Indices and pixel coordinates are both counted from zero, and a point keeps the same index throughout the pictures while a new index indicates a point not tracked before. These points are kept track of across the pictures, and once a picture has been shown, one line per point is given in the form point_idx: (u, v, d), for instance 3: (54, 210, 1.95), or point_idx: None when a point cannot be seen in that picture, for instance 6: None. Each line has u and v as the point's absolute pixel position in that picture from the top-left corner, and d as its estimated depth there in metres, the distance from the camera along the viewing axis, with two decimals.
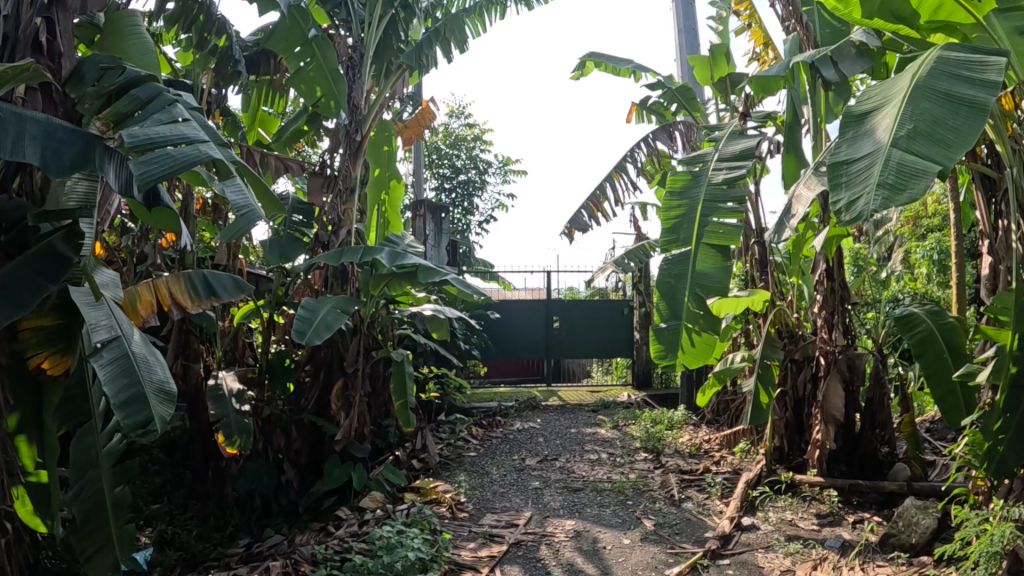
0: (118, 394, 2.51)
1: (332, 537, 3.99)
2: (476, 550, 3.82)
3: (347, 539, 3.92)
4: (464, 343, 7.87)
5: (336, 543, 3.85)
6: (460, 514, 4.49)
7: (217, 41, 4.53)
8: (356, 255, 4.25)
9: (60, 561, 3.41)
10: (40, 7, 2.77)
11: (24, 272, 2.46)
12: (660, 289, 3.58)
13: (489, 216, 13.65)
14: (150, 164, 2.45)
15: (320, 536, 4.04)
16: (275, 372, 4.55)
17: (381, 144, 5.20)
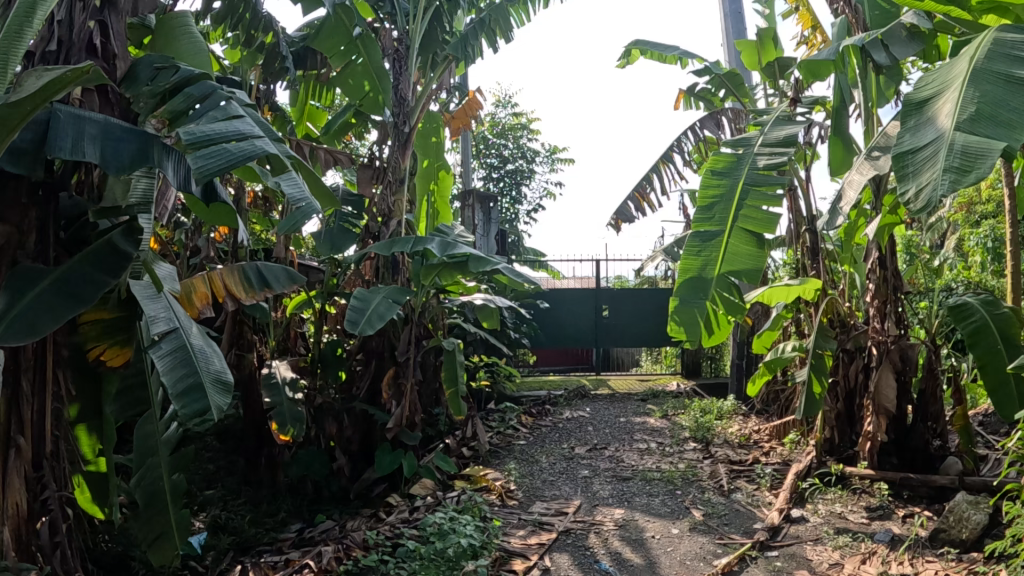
0: (176, 383, 2.56)
1: (384, 523, 4.04)
2: (526, 537, 3.84)
3: (399, 525, 3.97)
4: (513, 331, 7.90)
5: (388, 529, 3.91)
6: (510, 502, 4.51)
7: (264, 38, 4.62)
8: (408, 245, 4.29)
9: (115, 545, 3.52)
10: (93, 10, 2.83)
11: (86, 268, 2.53)
12: (682, 264, 3.46)
13: (537, 205, 13.69)
14: (206, 159, 2.52)
15: (371, 522, 4.10)
16: (328, 360, 4.60)
17: (429, 135, 5.22)
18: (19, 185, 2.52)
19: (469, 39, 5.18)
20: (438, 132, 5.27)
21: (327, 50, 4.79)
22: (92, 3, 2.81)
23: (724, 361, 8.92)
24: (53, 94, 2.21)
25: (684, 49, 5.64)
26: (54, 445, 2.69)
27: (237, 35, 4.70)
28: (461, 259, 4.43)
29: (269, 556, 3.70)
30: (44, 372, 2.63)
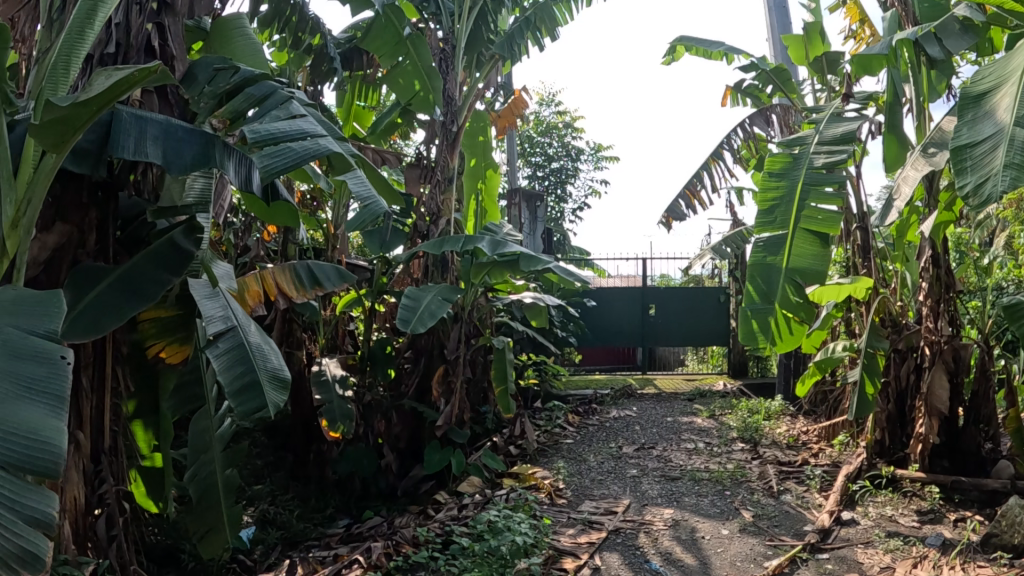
0: (232, 382, 2.61)
1: (433, 520, 4.07)
2: (576, 536, 3.84)
3: (448, 522, 3.99)
4: (560, 330, 7.89)
5: (438, 526, 3.94)
6: (559, 500, 4.51)
7: (312, 40, 4.69)
8: (458, 243, 4.30)
9: (164, 538, 3.59)
10: (150, 13, 2.91)
11: (148, 265, 2.60)
12: (750, 267, 3.53)
13: (583, 203, 13.68)
14: (274, 157, 2.63)
15: (420, 519, 4.13)
16: (377, 358, 4.69)
17: (477, 134, 5.04)
18: (81, 185, 2.61)
19: (516, 38, 5.23)
20: (485, 129, 5.08)
21: (376, 51, 4.79)
22: (149, 6, 2.89)
23: (771, 361, 8.79)
24: (119, 93, 2.16)
25: (729, 45, 5.57)
26: (111, 441, 2.77)
27: (284, 37, 4.79)
28: (511, 258, 4.46)
29: (319, 550, 3.76)
30: (102, 367, 2.70)
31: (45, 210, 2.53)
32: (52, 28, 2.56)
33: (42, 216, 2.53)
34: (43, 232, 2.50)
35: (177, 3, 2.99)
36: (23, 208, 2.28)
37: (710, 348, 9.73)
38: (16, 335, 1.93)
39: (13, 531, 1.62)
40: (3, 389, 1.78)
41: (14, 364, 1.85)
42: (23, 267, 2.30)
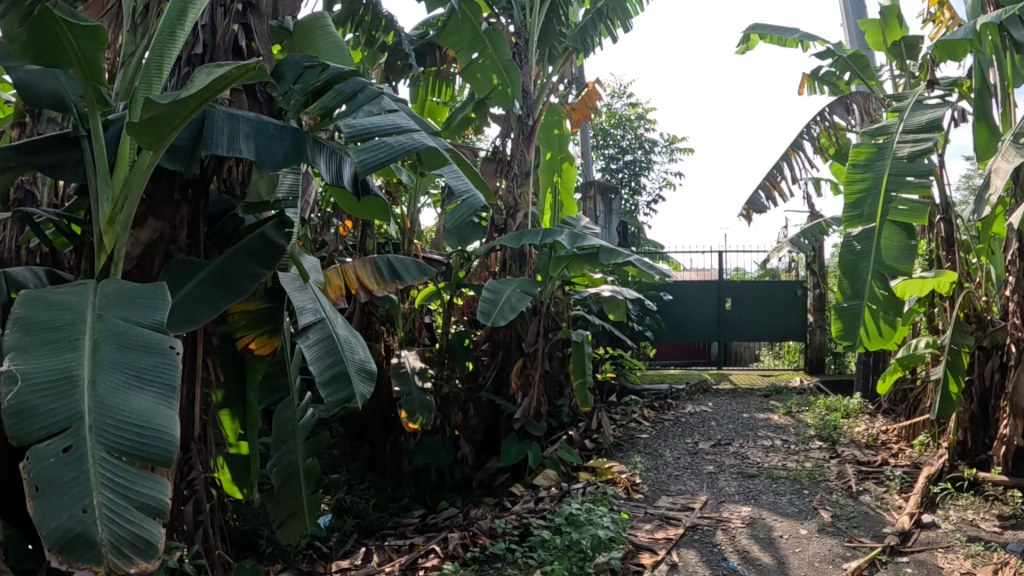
0: (323, 371, 2.70)
1: (510, 512, 4.11)
2: (653, 531, 3.82)
3: (526, 515, 4.01)
4: (635, 323, 7.84)
5: (516, 518, 3.97)
6: (636, 495, 4.49)
7: (387, 38, 4.78)
8: (537, 237, 4.30)
9: (243, 523, 3.77)
10: (236, 14, 3.00)
11: (241, 259, 2.70)
12: (840, 266, 3.67)
13: (657, 196, 13.57)
14: (368, 153, 2.65)
15: (496, 511, 4.18)
16: (456, 351, 4.72)
17: (551, 127, 5.26)
18: (172, 182, 2.70)
19: (588, 31, 5.18)
20: (562, 123, 5.31)
21: (452, 46, 4.93)
22: (234, 8, 2.98)
23: (848, 357, 8.54)
24: (215, 91, 2.22)
25: (805, 31, 5.43)
26: (200, 430, 2.87)
27: (359, 36, 4.90)
28: (590, 251, 4.50)
29: (394, 539, 3.89)
30: (193, 358, 2.80)
31: (138, 207, 2.64)
32: (135, 31, 2.74)
33: (136, 213, 2.65)
34: (136, 228, 2.61)
35: (261, 4, 3.08)
36: (120, 205, 2.38)
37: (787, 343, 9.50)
38: (123, 327, 2.04)
39: (130, 517, 1.73)
40: (115, 380, 1.89)
41: (125, 356, 1.97)
42: (120, 261, 2.41)
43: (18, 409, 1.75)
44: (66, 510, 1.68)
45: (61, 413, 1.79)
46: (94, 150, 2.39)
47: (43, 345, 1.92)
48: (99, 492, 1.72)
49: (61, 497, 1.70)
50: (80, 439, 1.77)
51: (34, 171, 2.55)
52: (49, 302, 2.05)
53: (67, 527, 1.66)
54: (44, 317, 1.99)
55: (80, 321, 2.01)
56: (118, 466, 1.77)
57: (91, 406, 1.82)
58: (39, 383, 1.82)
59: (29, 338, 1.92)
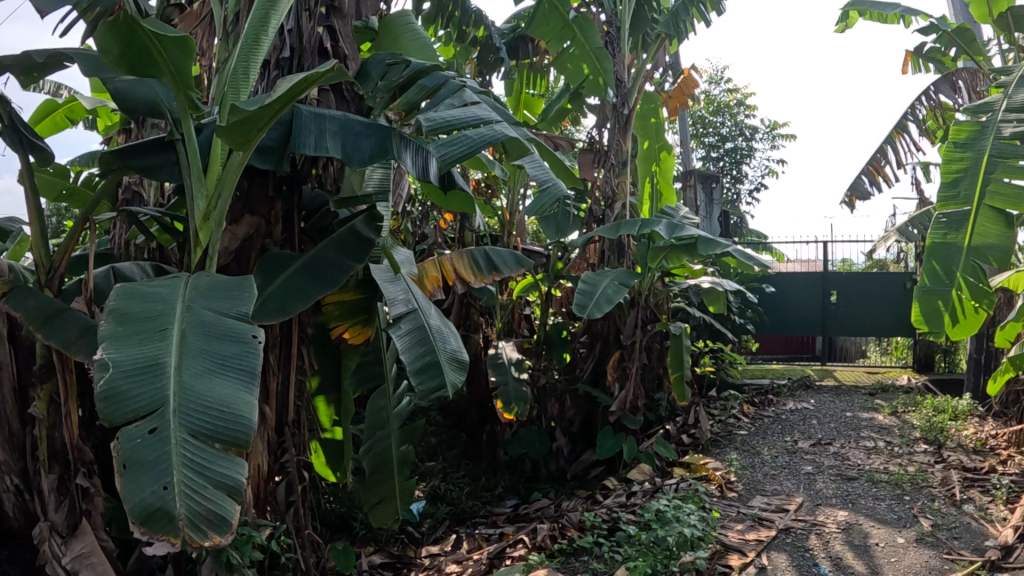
0: (414, 361, 2.75)
1: (601, 505, 4.11)
2: (744, 532, 3.73)
3: (616, 509, 3.99)
4: (738, 317, 7.65)
5: (606, 511, 3.95)
6: (730, 494, 4.40)
7: (477, 32, 4.82)
8: (635, 228, 4.32)
9: (337, 505, 3.92)
10: (321, 17, 3.09)
11: (332, 251, 2.78)
12: (929, 247, 3.53)
13: (760, 184, 13.23)
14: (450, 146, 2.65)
15: (588, 504, 4.19)
16: (553, 342, 4.89)
17: (648, 116, 5.17)
18: (267, 179, 2.82)
19: (681, 14, 5.02)
20: (658, 110, 5.19)
21: (543, 36, 4.92)
22: (319, 11, 3.06)
23: (961, 355, 8.07)
24: (297, 92, 2.27)
25: (906, 6, 5.17)
26: (295, 414, 2.99)
27: (450, 32, 4.98)
28: (688, 241, 4.41)
29: (486, 528, 4.00)
30: (289, 347, 2.92)
31: (235, 204, 2.77)
32: (229, 40, 2.78)
33: (233, 210, 2.77)
34: (234, 223, 2.74)
35: (344, 5, 3.16)
36: (215, 202, 2.50)
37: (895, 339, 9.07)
38: (209, 317, 2.13)
39: (206, 495, 1.82)
40: (200, 366, 1.99)
41: (209, 343, 2.06)
42: (215, 255, 2.52)
43: (109, 394, 1.88)
44: (148, 487, 1.80)
45: (147, 397, 1.90)
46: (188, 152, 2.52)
47: (135, 333, 2.04)
48: (179, 471, 1.82)
49: (145, 474, 1.81)
50: (164, 421, 1.87)
51: (134, 173, 2.71)
52: (144, 294, 2.17)
53: (148, 503, 1.78)
54: (137, 307, 2.11)
55: (169, 311, 2.12)
56: (197, 447, 1.86)
57: (175, 390, 1.93)
58: (129, 369, 1.94)
59: (123, 327, 2.05)
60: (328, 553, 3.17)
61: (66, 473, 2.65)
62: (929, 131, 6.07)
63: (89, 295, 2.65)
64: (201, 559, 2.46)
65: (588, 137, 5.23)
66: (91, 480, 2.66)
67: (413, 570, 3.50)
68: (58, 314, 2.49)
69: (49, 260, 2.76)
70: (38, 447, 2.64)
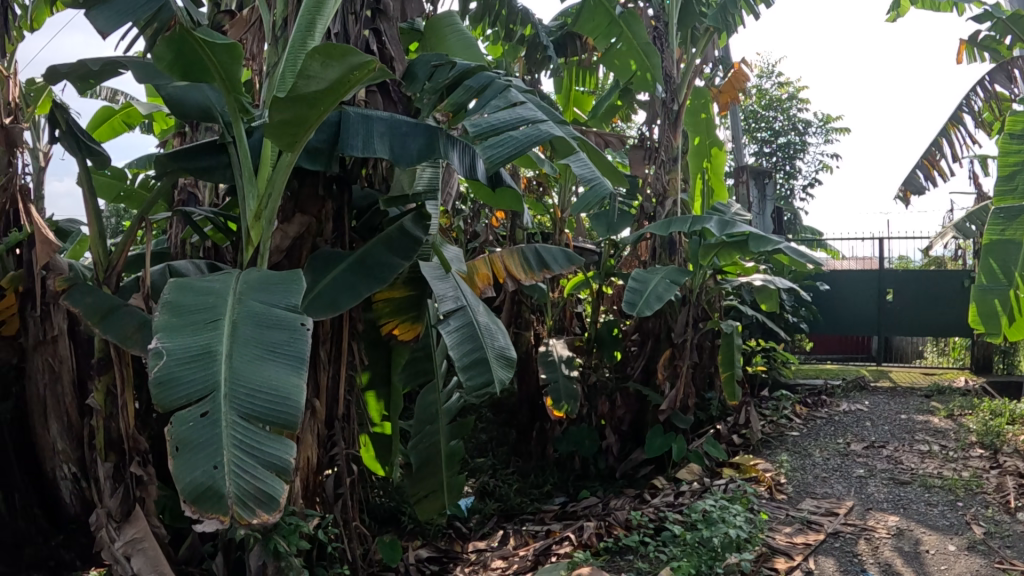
0: (463, 356, 2.78)
1: (648, 504, 4.10)
2: (792, 535, 3.69)
3: (664, 508, 3.98)
4: (791, 315, 7.54)
5: (653, 511, 3.95)
6: (779, 496, 4.34)
7: (524, 31, 4.84)
8: (686, 225, 4.29)
9: (388, 500, 3.98)
10: (367, 21, 3.13)
11: (380, 248, 2.82)
12: (987, 245, 3.70)
13: (813, 179, 12.99)
14: (496, 146, 2.64)
15: (635, 503, 4.19)
16: (604, 341, 4.86)
17: (699, 111, 5.10)
18: (317, 179, 2.87)
19: (728, 6, 4.88)
20: (708, 107, 5.12)
21: (590, 32, 4.95)
22: (365, 14, 3.11)
23: (1021, 356, 7.83)
24: (342, 94, 2.33)
25: None
26: (345, 408, 3.05)
27: (498, 31, 5.02)
28: (740, 239, 4.38)
29: (533, 525, 4.03)
30: (339, 343, 2.97)
31: (286, 204, 2.83)
32: (278, 45, 2.84)
33: (285, 209, 2.83)
34: (285, 222, 2.80)
35: (389, 8, 3.20)
36: (264, 202, 2.55)
37: (954, 340, 8.83)
38: (259, 308, 2.19)
39: (255, 474, 1.86)
40: (249, 352, 2.04)
41: (260, 332, 2.11)
42: (265, 253, 2.58)
43: (163, 379, 1.94)
44: (200, 467, 1.84)
45: (200, 382, 1.96)
46: (239, 154, 2.58)
47: (188, 323, 2.10)
48: (229, 451, 1.86)
49: (197, 455, 1.86)
50: (215, 405, 1.92)
51: (188, 175, 2.79)
52: (197, 288, 2.24)
53: (199, 482, 1.82)
54: (191, 299, 2.18)
55: (221, 303, 2.18)
56: (248, 430, 1.91)
57: (226, 376, 1.98)
58: (183, 357, 2.00)
59: (177, 318, 2.11)
60: (375, 544, 3.24)
61: (122, 461, 2.74)
62: (986, 123, 5.89)
63: (147, 291, 2.70)
64: (250, 546, 2.53)
65: (638, 134, 5.22)
66: (145, 468, 2.75)
67: (459, 565, 3.53)
68: (114, 309, 2.58)
69: (107, 258, 2.85)
70: (96, 435, 2.74)
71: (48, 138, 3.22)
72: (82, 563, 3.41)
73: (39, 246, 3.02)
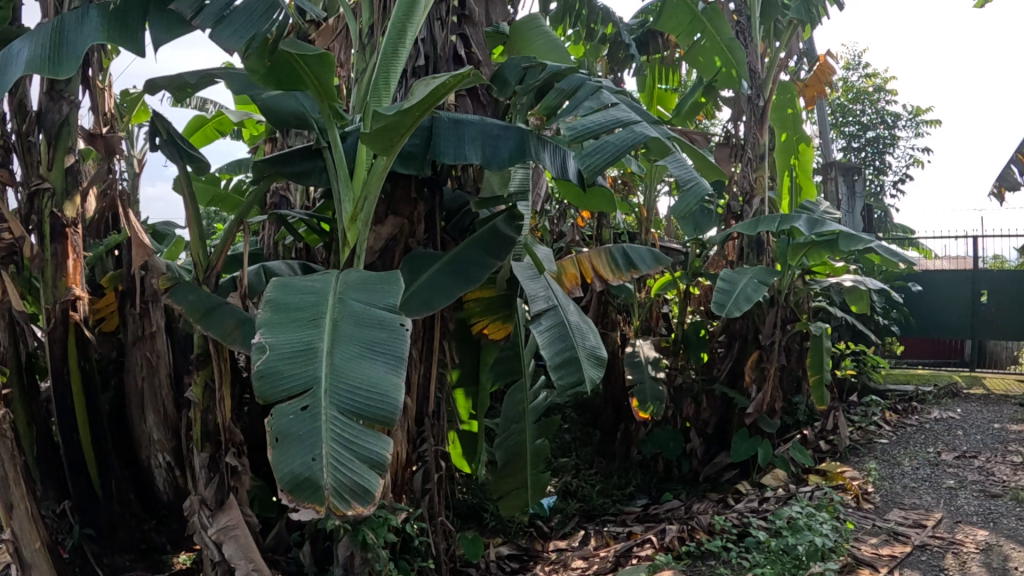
0: (555, 356, 2.82)
1: (731, 510, 4.02)
2: (877, 546, 3.55)
3: (747, 514, 3.91)
4: (882, 317, 7.25)
5: (736, 516, 3.87)
6: (866, 505, 4.19)
7: (605, 30, 4.82)
8: (774, 224, 4.17)
9: (471, 496, 4.05)
10: (454, 26, 3.18)
11: (474, 248, 2.86)
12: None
13: (904, 175, 12.46)
14: (593, 154, 2.66)
15: (719, 507, 4.12)
16: (691, 341, 4.78)
17: (785, 106, 4.89)
18: (408, 182, 2.91)
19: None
20: (795, 100, 4.90)
21: (672, 30, 4.83)
22: (452, 19, 3.15)
23: None
24: (435, 99, 2.33)
25: None
26: (434, 406, 3.09)
27: (580, 31, 5.01)
28: (830, 237, 4.29)
29: (614, 526, 4.01)
30: (430, 342, 3.01)
31: (379, 206, 2.89)
32: (365, 51, 2.89)
33: (378, 211, 2.90)
34: (379, 224, 2.87)
35: (475, 12, 3.24)
36: (360, 205, 2.61)
37: None
38: (359, 307, 2.24)
39: (353, 467, 1.90)
40: (350, 350, 2.09)
41: (359, 330, 2.17)
42: (361, 254, 2.63)
43: (266, 373, 2.02)
44: (298, 458, 1.90)
45: (301, 378, 2.02)
46: (335, 160, 2.65)
47: (290, 320, 2.18)
48: (328, 444, 1.92)
49: (296, 446, 1.92)
50: (315, 399, 1.98)
51: (285, 179, 2.88)
52: (299, 287, 2.32)
53: (297, 473, 1.88)
54: (293, 297, 2.26)
55: (322, 301, 2.25)
56: (346, 425, 1.96)
57: (326, 372, 2.04)
58: (285, 353, 2.08)
59: (279, 315, 2.19)
60: (457, 541, 3.26)
61: (217, 451, 2.84)
62: None
63: (244, 290, 2.80)
64: (339, 537, 2.59)
65: (723, 131, 5.14)
66: (239, 459, 2.85)
67: (539, 564, 3.54)
68: (216, 307, 2.69)
69: (206, 260, 2.97)
70: (193, 427, 2.85)
71: (149, 146, 3.36)
72: (172, 547, 3.62)
73: (136, 250, 3.14)
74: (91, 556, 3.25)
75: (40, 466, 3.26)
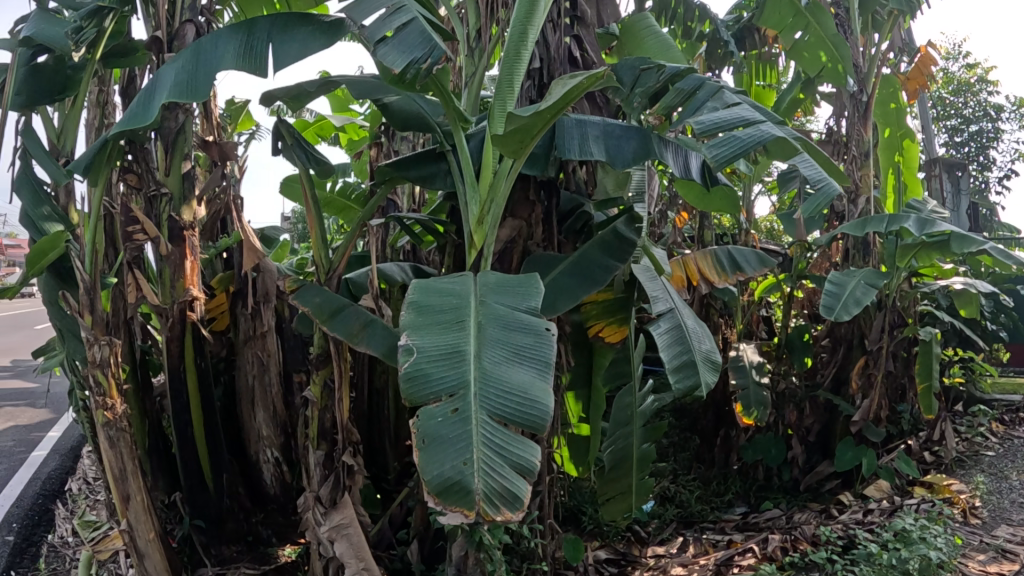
0: (673, 358, 2.84)
1: (836, 521, 3.89)
2: (986, 563, 3.36)
3: (852, 525, 3.77)
4: (991, 322, 6.85)
5: (841, 527, 3.74)
6: (973, 520, 3.97)
7: (703, 27, 4.75)
8: (882, 224, 4.00)
9: (569, 500, 4.07)
10: (567, 29, 3.20)
11: (594, 251, 2.88)
12: None
13: (1011, 171, 11.74)
14: (719, 146, 2.62)
15: (822, 518, 3.99)
16: (795, 346, 4.60)
17: (888, 101, 4.79)
18: (527, 184, 2.95)
19: None
20: (899, 94, 4.79)
21: (775, 26, 4.73)
22: (563, 22, 3.17)
23: None
24: (570, 99, 2.34)
25: None
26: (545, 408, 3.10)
27: (676, 29, 4.96)
28: (942, 237, 4.09)
29: (714, 533, 3.94)
30: None
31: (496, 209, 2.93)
32: (474, 55, 2.92)
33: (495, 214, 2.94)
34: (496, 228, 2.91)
35: (587, 14, 3.28)
36: (488, 207, 2.63)
37: None
38: (503, 312, 2.29)
39: (503, 472, 1.93)
40: (499, 355, 2.14)
41: (504, 335, 2.21)
42: (489, 255, 2.67)
43: (414, 375, 2.06)
44: (448, 462, 1.92)
45: (450, 380, 2.06)
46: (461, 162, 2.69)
47: (435, 324, 2.23)
48: (478, 449, 1.94)
49: (445, 450, 1.94)
50: (465, 402, 2.02)
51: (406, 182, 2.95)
52: (438, 290, 2.38)
53: (447, 476, 1.89)
54: (434, 301, 2.31)
55: (464, 306, 2.30)
56: (496, 430, 1.99)
57: (475, 376, 2.08)
58: (432, 355, 2.12)
59: (424, 318, 2.25)
60: (560, 543, 3.28)
61: (332, 449, 2.93)
62: None
63: (374, 292, 2.90)
64: (453, 535, 2.64)
65: (825, 128, 4.99)
66: (354, 458, 2.93)
67: (637, 569, 3.50)
68: (341, 308, 2.77)
69: (328, 262, 3.08)
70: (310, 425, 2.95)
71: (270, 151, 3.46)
72: (278, 540, 3.74)
73: (247, 253, 3.34)
74: (199, 546, 3.41)
75: (152, 458, 3.46)
